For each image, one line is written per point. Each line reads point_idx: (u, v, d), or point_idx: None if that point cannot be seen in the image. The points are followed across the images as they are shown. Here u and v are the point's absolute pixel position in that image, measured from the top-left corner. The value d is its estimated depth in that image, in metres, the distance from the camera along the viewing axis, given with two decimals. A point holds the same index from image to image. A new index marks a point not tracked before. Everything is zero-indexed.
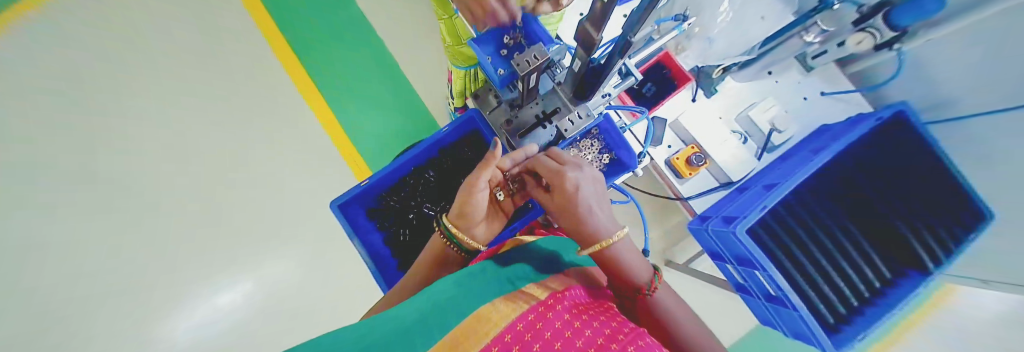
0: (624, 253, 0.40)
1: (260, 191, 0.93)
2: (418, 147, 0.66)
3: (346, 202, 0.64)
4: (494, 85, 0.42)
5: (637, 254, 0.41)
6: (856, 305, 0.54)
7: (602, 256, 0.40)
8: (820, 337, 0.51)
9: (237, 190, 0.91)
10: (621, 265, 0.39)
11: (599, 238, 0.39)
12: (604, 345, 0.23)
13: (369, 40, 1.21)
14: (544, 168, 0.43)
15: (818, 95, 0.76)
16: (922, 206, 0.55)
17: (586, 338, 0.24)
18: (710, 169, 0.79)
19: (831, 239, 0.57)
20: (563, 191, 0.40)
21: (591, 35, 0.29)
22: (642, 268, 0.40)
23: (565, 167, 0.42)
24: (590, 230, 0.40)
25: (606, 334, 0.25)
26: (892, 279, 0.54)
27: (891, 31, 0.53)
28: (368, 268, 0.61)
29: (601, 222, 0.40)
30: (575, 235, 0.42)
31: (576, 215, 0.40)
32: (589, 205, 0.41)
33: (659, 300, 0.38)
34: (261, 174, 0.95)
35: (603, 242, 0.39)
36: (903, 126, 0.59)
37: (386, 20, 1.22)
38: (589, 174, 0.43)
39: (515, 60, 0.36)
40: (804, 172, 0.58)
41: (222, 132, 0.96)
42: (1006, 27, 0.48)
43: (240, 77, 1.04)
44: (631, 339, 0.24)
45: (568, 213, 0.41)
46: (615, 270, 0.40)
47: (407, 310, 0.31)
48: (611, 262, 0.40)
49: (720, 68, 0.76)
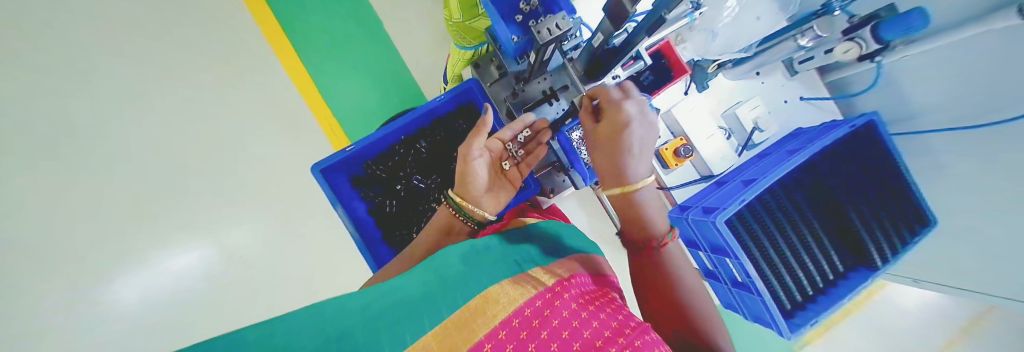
0: (649, 206, 0.42)
1: (225, 149, 0.84)
2: (409, 115, 0.62)
3: (330, 167, 0.60)
4: (506, 51, 0.40)
5: (659, 211, 0.42)
6: (812, 294, 0.61)
7: (625, 200, 0.41)
8: (779, 320, 0.57)
9: (188, 147, 0.80)
10: (647, 214, 0.41)
11: (631, 182, 0.41)
12: (612, 339, 0.23)
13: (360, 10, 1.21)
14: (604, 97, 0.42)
15: (797, 99, 0.79)
16: (881, 210, 0.61)
17: (594, 330, 0.24)
18: (694, 161, 0.82)
19: (798, 236, 0.61)
20: (616, 119, 0.39)
21: (623, 6, 0.28)
22: (661, 225, 0.42)
23: (629, 103, 0.40)
24: (621, 171, 0.41)
25: (612, 327, 0.25)
26: (844, 273, 0.62)
27: (876, 44, 0.54)
28: (354, 239, 0.59)
29: (636, 166, 0.41)
30: (605, 171, 0.43)
31: (618, 152, 0.40)
32: (632, 150, 0.40)
33: (666, 256, 0.40)
34: (223, 131, 0.86)
35: (635, 184, 0.40)
36: (874, 135, 0.63)
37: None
38: (647, 117, 0.40)
39: (535, 26, 0.35)
40: (783, 170, 0.60)
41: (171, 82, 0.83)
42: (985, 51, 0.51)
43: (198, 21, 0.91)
44: (638, 334, 0.24)
45: (610, 145, 0.41)
46: (641, 216, 0.41)
47: (413, 284, 0.30)
48: (638, 209, 0.41)
49: (716, 63, 0.76)
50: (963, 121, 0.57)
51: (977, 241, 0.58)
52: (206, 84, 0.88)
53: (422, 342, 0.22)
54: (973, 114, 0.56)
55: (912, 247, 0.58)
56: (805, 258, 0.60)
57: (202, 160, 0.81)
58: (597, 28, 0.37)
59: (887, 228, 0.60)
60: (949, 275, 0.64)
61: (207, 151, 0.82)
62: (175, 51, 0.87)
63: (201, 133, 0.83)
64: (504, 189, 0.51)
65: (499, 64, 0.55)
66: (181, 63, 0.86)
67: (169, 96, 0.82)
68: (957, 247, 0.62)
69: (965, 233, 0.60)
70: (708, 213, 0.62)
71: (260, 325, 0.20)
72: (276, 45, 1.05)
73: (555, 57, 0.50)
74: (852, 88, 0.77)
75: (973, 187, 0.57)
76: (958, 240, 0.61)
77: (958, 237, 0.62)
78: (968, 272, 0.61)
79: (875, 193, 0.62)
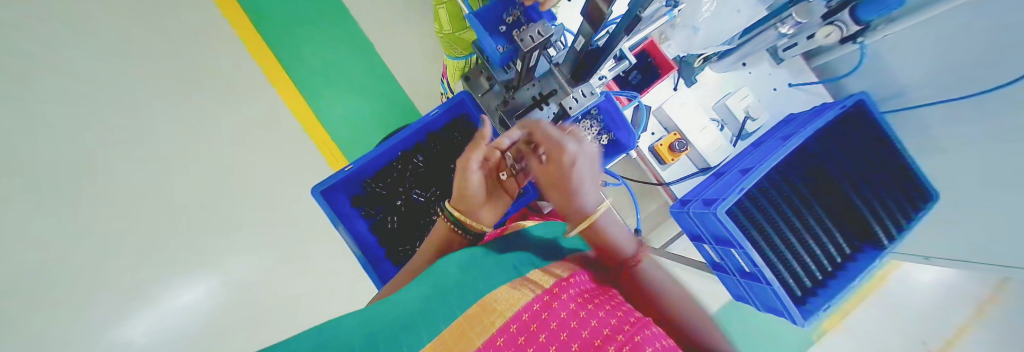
0: (609, 227, 0.42)
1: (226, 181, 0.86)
2: (406, 131, 0.63)
3: (330, 187, 0.61)
4: (494, 61, 0.41)
5: (621, 228, 0.43)
6: (820, 279, 0.60)
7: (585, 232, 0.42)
8: (790, 309, 0.56)
9: (189, 180, 0.81)
10: (610, 235, 0.41)
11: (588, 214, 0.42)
12: (611, 337, 0.23)
13: (350, 29, 1.22)
14: (543, 136, 0.39)
15: (786, 86, 0.80)
16: (882, 190, 0.61)
17: (592, 329, 0.24)
18: (691, 155, 0.82)
19: (801, 221, 0.61)
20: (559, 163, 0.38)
21: (600, 8, 0.29)
22: (628, 243, 0.41)
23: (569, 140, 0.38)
24: (576, 206, 0.42)
25: (612, 324, 0.25)
26: (852, 255, 0.61)
27: (856, 25, 0.56)
28: (358, 258, 0.58)
29: (588, 196, 0.42)
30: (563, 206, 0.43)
31: (567, 188, 0.41)
32: (580, 184, 0.40)
33: (644, 274, 0.39)
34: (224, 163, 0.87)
35: (592, 214, 0.41)
36: (862, 114, 0.65)
37: (369, 12, 1.23)
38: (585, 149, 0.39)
39: (518, 36, 0.36)
40: (777, 157, 0.60)
41: (171, 120, 0.85)
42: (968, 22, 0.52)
43: (196, 61, 0.95)
44: (637, 329, 0.24)
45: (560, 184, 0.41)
46: (603, 240, 0.41)
47: (413, 295, 0.31)
48: (601, 235, 0.42)
49: (702, 57, 0.77)
50: (951, 93, 0.58)
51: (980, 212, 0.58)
52: (202, 117, 0.89)
53: None
54: (958, 85, 0.56)
55: (917, 222, 0.57)
56: (809, 243, 0.60)
57: (204, 193, 0.82)
58: (578, 32, 0.38)
59: (890, 205, 0.60)
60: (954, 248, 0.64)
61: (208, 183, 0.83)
62: (175, 88, 0.89)
63: (201, 166, 0.84)
64: (500, 198, 0.52)
65: (489, 75, 0.56)
66: (179, 98, 0.88)
67: (169, 132, 0.84)
68: (962, 220, 0.62)
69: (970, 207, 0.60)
70: (708, 205, 0.62)
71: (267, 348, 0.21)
72: (271, 72, 1.07)
73: (542, 63, 0.52)
74: (840, 69, 0.77)
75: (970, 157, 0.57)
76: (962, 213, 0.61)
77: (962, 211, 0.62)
78: (971, 244, 0.60)
79: (874, 172, 0.62)
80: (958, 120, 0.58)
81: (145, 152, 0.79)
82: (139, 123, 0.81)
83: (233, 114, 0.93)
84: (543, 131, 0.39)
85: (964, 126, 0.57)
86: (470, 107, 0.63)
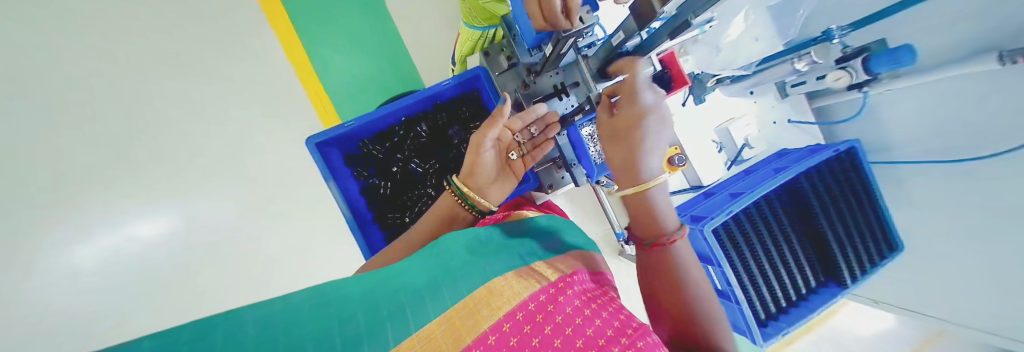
0: (659, 202, 0.40)
1: (203, 127, 0.83)
2: (415, 97, 0.61)
3: (326, 141, 0.58)
4: (527, 41, 0.41)
5: (668, 203, 0.41)
6: (784, 306, 0.64)
7: (635, 198, 0.40)
8: (753, 330, 0.60)
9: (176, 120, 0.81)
10: (657, 209, 0.39)
11: (641, 181, 0.40)
12: (614, 339, 0.23)
13: None
14: (631, 80, 0.39)
15: (784, 121, 0.82)
16: (858, 236, 0.64)
17: (597, 327, 0.24)
18: (685, 172, 0.84)
19: (779, 251, 0.64)
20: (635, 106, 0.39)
21: (652, 6, 0.29)
22: (672, 221, 0.40)
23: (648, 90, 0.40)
24: (637, 167, 0.40)
25: (615, 326, 0.25)
26: (816, 288, 0.66)
27: (865, 75, 0.58)
28: (345, 218, 0.57)
29: (649, 160, 0.40)
30: (621, 168, 0.42)
31: (633, 143, 0.40)
32: (647, 143, 0.40)
33: (676, 256, 0.38)
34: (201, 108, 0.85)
35: (646, 185, 0.39)
36: (852, 161, 0.66)
37: None
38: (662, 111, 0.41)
39: (558, 19, 0.35)
40: (768, 185, 0.62)
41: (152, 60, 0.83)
42: (973, 92, 0.54)
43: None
44: (640, 335, 0.24)
45: (628, 137, 0.40)
46: (649, 212, 0.40)
47: (419, 267, 0.31)
48: (649, 206, 0.40)
49: (717, 79, 0.73)
50: (937, 157, 0.62)
51: (953, 268, 0.62)
52: (203, 57, 0.89)
53: (418, 333, 0.21)
54: (948, 150, 0.60)
55: (884, 268, 0.61)
56: (781, 272, 0.63)
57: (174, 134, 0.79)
58: (618, 27, 0.38)
59: (860, 250, 0.64)
60: (934, 301, 0.66)
61: (197, 124, 0.83)
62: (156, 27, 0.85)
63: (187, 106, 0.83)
64: (507, 178, 0.51)
65: (510, 55, 0.55)
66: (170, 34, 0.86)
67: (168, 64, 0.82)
68: (929, 273, 0.66)
69: (939, 264, 0.64)
70: (696, 221, 0.64)
71: (265, 302, 0.21)
72: (273, 21, 1.04)
73: (570, 53, 0.51)
74: (836, 116, 0.80)
75: (953, 219, 0.60)
76: (926, 267, 0.67)
77: (929, 265, 0.66)
78: (944, 298, 0.64)
79: (856, 219, 0.65)
80: (940, 182, 0.61)
81: (140, 83, 0.78)
82: (141, 54, 0.81)
83: (234, 59, 0.92)
84: (636, 75, 0.38)
85: (949, 187, 0.60)
86: (485, 83, 0.60)
